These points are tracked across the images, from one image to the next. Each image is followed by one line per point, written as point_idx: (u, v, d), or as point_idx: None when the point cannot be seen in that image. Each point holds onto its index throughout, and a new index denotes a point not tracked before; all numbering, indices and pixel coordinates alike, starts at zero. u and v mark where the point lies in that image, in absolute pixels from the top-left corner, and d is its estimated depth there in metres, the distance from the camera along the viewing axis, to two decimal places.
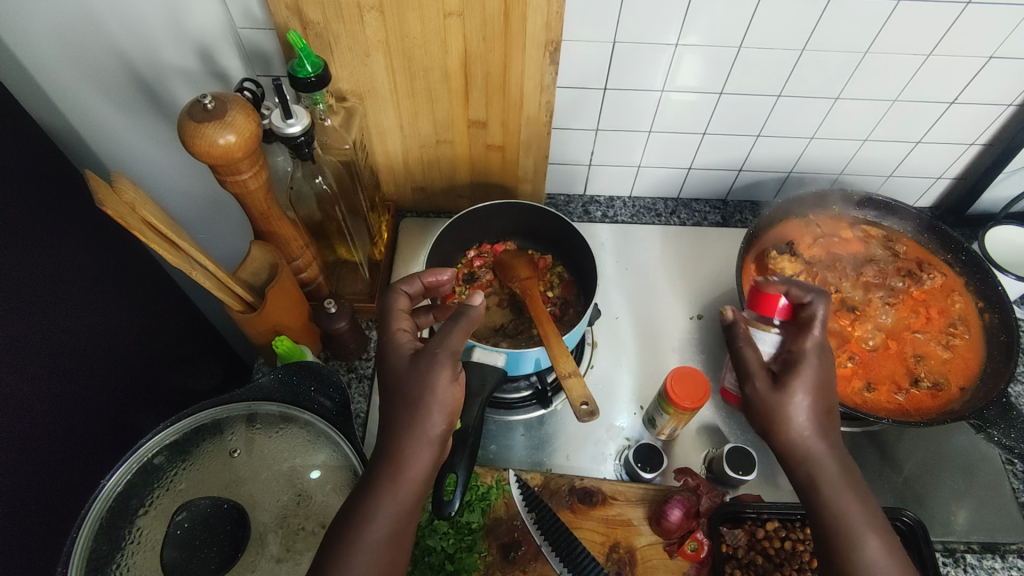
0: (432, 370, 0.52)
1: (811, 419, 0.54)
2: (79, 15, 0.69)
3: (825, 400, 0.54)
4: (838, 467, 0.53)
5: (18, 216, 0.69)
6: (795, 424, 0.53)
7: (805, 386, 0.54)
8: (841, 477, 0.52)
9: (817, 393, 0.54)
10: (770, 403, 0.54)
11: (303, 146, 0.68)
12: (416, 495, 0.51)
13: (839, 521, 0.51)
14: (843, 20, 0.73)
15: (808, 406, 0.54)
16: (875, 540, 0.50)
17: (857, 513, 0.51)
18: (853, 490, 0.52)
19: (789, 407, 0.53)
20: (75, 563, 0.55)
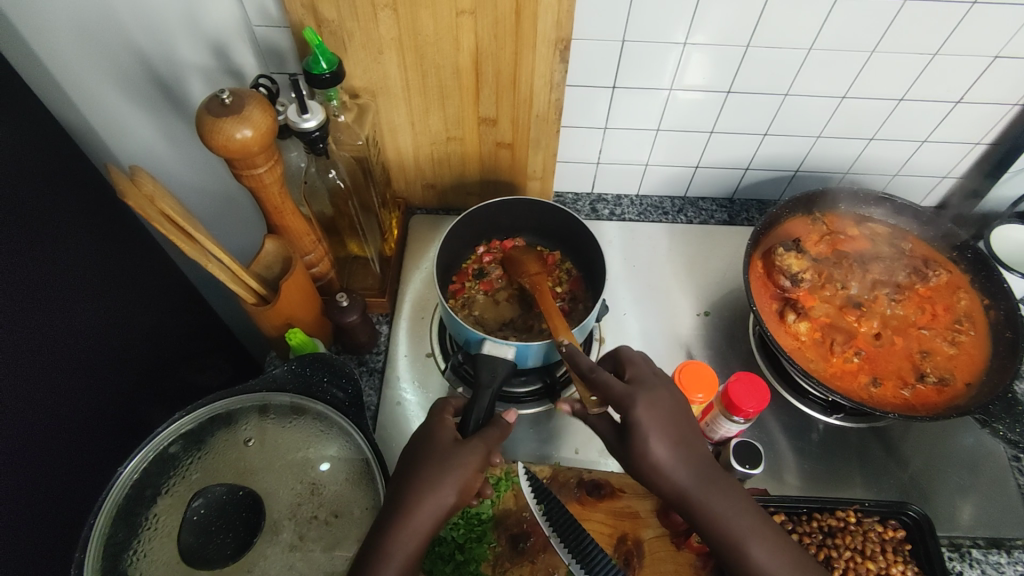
0: (470, 456, 0.57)
1: (673, 454, 0.56)
2: (99, 14, 0.70)
3: (676, 431, 0.57)
4: (715, 492, 0.55)
5: (36, 210, 0.71)
6: (662, 467, 0.56)
7: (654, 431, 0.56)
8: (717, 498, 0.55)
9: (665, 428, 0.57)
10: (631, 457, 0.58)
11: (318, 141, 0.69)
12: (416, 552, 0.53)
13: (720, 533, 0.54)
14: (849, 20, 0.74)
15: (666, 445, 0.56)
16: (757, 543, 0.54)
17: (739, 524, 0.54)
18: (729, 501, 0.55)
19: (643, 451, 0.56)
20: (92, 550, 0.56)
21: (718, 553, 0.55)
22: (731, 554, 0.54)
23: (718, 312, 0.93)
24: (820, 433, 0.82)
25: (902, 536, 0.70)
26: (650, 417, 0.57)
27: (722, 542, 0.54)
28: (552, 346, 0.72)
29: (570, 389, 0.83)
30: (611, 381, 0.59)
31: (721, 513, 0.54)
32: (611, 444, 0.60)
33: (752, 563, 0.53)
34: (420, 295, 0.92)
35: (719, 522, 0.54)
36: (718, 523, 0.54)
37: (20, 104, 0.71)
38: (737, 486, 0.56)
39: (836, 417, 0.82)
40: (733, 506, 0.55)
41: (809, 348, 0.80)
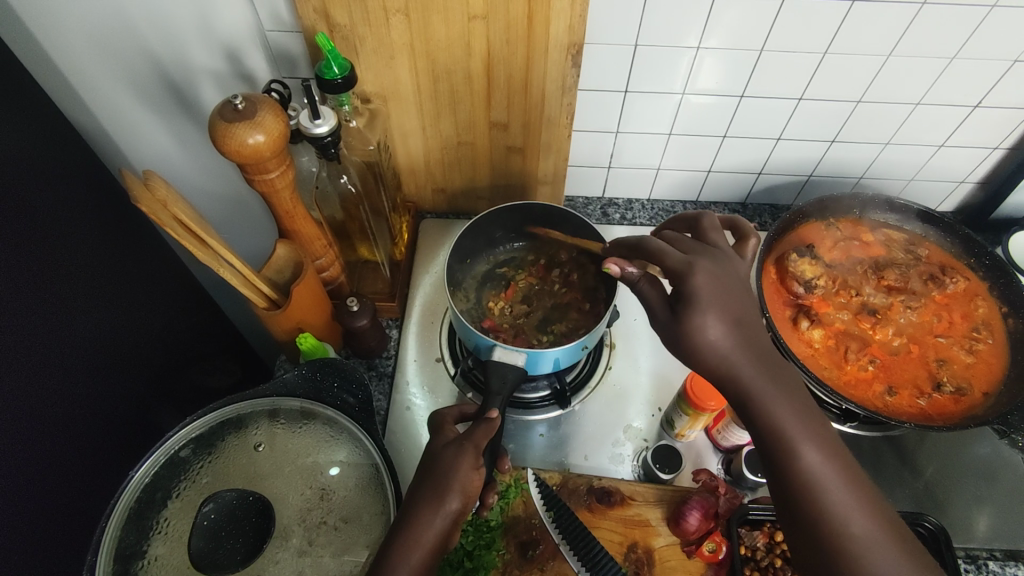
0: (459, 458, 0.56)
1: (726, 333, 0.50)
2: (115, 21, 0.71)
3: (733, 309, 0.51)
4: (769, 379, 0.49)
5: (50, 216, 0.71)
6: (708, 346, 0.50)
7: (709, 304, 0.50)
8: (774, 388, 0.49)
9: (719, 302, 0.50)
10: (675, 333, 0.52)
11: (329, 147, 0.69)
12: (427, 563, 0.52)
13: (772, 425, 0.48)
14: (866, 24, 0.73)
15: (721, 325, 0.50)
16: (809, 442, 0.47)
17: (793, 418, 0.48)
18: (789, 399, 0.49)
19: (696, 325, 0.50)
20: (103, 553, 0.57)
21: (763, 448, 0.49)
22: (775, 447, 0.48)
23: None
24: None
25: None
26: (708, 287, 0.51)
27: (770, 437, 0.48)
28: (562, 352, 0.71)
29: (579, 395, 0.83)
30: (668, 254, 0.54)
31: (775, 405, 0.48)
32: (659, 319, 0.53)
33: (803, 468, 0.47)
34: (430, 300, 0.92)
35: (773, 414, 0.48)
36: (771, 418, 0.48)
37: (34, 108, 0.72)
38: (793, 381, 0.50)
39: (850, 426, 0.80)
40: (790, 399, 0.49)
41: (823, 355, 0.79)
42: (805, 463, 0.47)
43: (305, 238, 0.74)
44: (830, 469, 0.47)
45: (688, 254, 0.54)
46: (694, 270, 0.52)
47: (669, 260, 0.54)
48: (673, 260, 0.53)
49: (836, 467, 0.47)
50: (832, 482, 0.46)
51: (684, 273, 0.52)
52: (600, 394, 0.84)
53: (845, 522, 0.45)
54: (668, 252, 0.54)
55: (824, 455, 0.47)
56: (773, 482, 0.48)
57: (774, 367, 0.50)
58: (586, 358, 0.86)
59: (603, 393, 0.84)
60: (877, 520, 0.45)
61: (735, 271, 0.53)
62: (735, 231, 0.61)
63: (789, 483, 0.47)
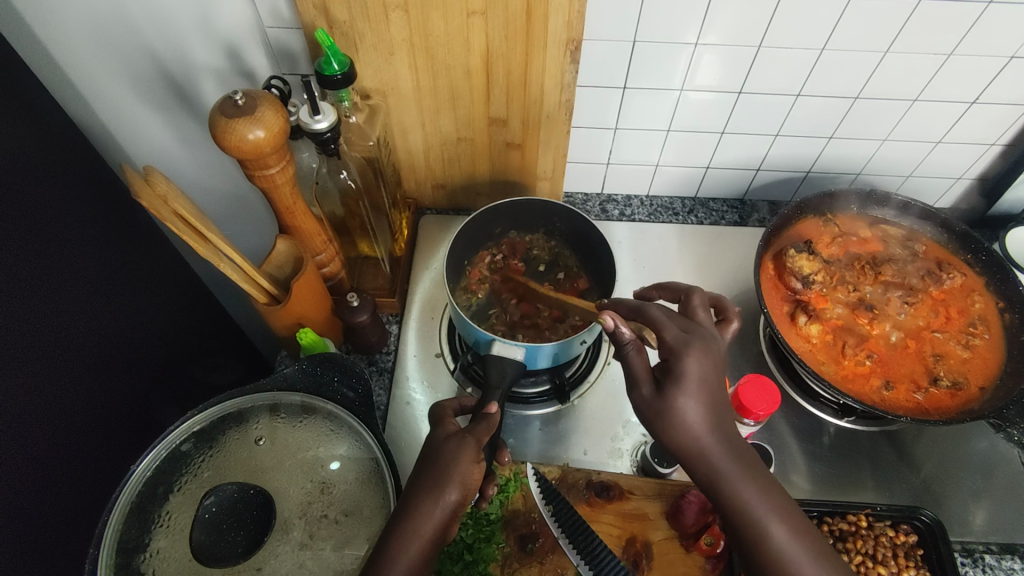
0: (460, 450, 0.57)
1: (703, 415, 0.52)
2: (116, 18, 0.71)
3: (713, 394, 0.52)
4: (731, 456, 0.51)
5: (52, 211, 0.72)
6: (688, 426, 0.52)
7: (691, 387, 0.52)
8: (736, 465, 0.51)
9: (704, 386, 0.52)
10: (657, 411, 0.52)
11: (329, 142, 0.70)
12: (424, 554, 0.53)
13: (735, 499, 0.50)
14: (862, 21, 0.74)
15: (701, 405, 0.52)
16: (774, 519, 0.50)
17: (754, 491, 0.51)
18: (753, 482, 0.51)
19: (677, 405, 0.52)
20: (105, 545, 0.57)
21: (727, 520, 0.51)
22: (744, 528, 0.50)
23: None
24: (831, 437, 0.81)
25: (914, 541, 0.70)
26: (697, 371, 0.52)
27: (732, 508, 0.51)
28: (560, 347, 0.72)
29: (578, 390, 0.84)
30: (665, 326, 0.55)
31: (738, 481, 0.51)
32: (642, 394, 0.54)
33: (769, 541, 0.49)
34: (429, 296, 0.92)
35: (740, 497, 0.50)
36: (736, 495, 0.50)
37: (34, 104, 0.72)
38: (753, 458, 0.52)
39: (847, 420, 0.81)
40: (751, 475, 0.51)
41: (820, 350, 0.80)
42: (769, 532, 0.49)
43: (304, 234, 0.75)
44: (791, 538, 0.49)
45: (683, 329, 0.55)
46: (687, 351, 0.52)
47: (667, 335, 0.54)
48: (671, 336, 0.54)
49: (798, 532, 0.50)
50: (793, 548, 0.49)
51: (675, 354, 0.53)
52: (599, 389, 0.84)
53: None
54: (664, 326, 0.55)
55: (788, 528, 0.50)
56: (740, 547, 0.51)
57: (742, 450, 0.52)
58: (585, 354, 0.86)
59: (602, 388, 0.84)
60: None
61: (721, 353, 0.54)
62: (718, 310, 0.62)
63: (754, 551, 0.50)
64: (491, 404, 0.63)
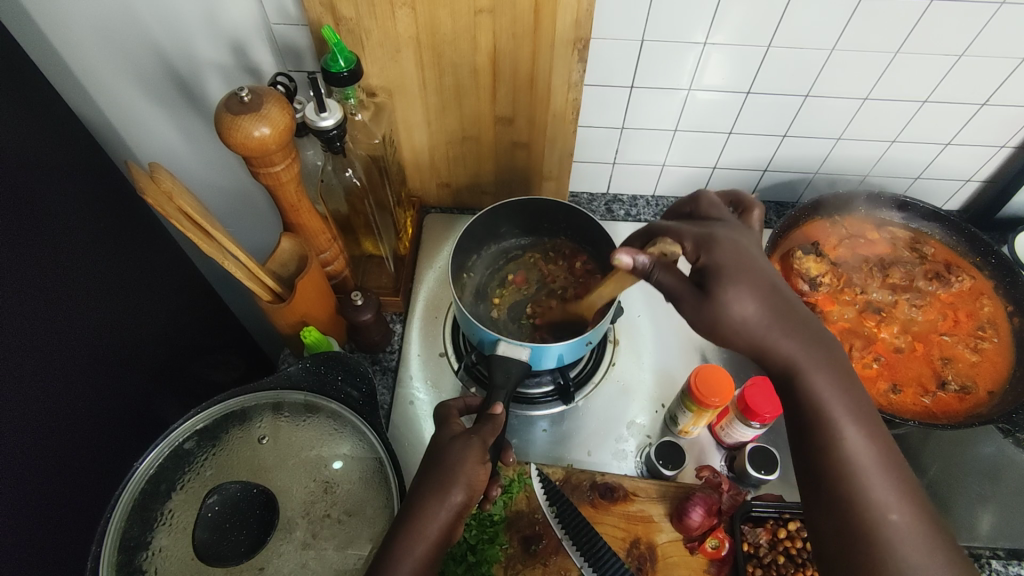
0: (466, 451, 0.56)
1: (759, 308, 0.50)
2: (121, 13, 0.71)
3: (762, 280, 0.50)
4: (832, 373, 0.51)
5: (55, 207, 0.71)
6: (743, 323, 0.49)
7: (736, 278, 0.49)
8: (835, 383, 0.51)
9: (749, 278, 0.50)
10: (707, 316, 0.50)
11: (334, 140, 0.69)
12: (429, 557, 0.52)
13: (826, 419, 0.50)
14: (873, 20, 0.73)
15: (754, 300, 0.49)
16: (850, 421, 0.50)
17: (846, 415, 0.50)
18: (836, 384, 0.51)
19: (728, 304, 0.49)
20: (107, 544, 0.57)
21: (810, 441, 0.51)
22: (818, 426, 0.50)
23: None
24: None
25: None
26: (732, 260, 0.50)
27: (821, 433, 0.50)
28: (567, 347, 0.72)
29: (582, 390, 0.83)
30: (681, 228, 0.54)
31: (825, 390, 0.51)
32: (683, 305, 0.51)
33: (842, 441, 0.50)
34: (433, 295, 0.92)
35: (819, 393, 0.51)
36: (814, 392, 0.51)
37: (38, 100, 0.72)
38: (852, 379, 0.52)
39: None
40: (849, 398, 0.51)
41: None
42: (849, 457, 0.49)
43: (309, 232, 0.74)
44: (863, 439, 0.50)
45: (704, 226, 0.53)
46: (715, 244, 0.51)
47: (688, 237, 0.53)
48: (691, 235, 0.52)
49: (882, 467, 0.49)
50: (873, 480, 0.49)
51: (705, 252, 0.51)
52: (604, 389, 0.84)
53: (886, 518, 0.47)
54: (683, 230, 0.53)
55: (861, 431, 0.50)
56: (812, 474, 0.51)
57: (812, 336, 0.51)
58: (590, 354, 0.86)
59: (606, 389, 0.84)
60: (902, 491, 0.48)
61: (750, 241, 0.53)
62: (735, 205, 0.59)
63: (833, 478, 0.49)
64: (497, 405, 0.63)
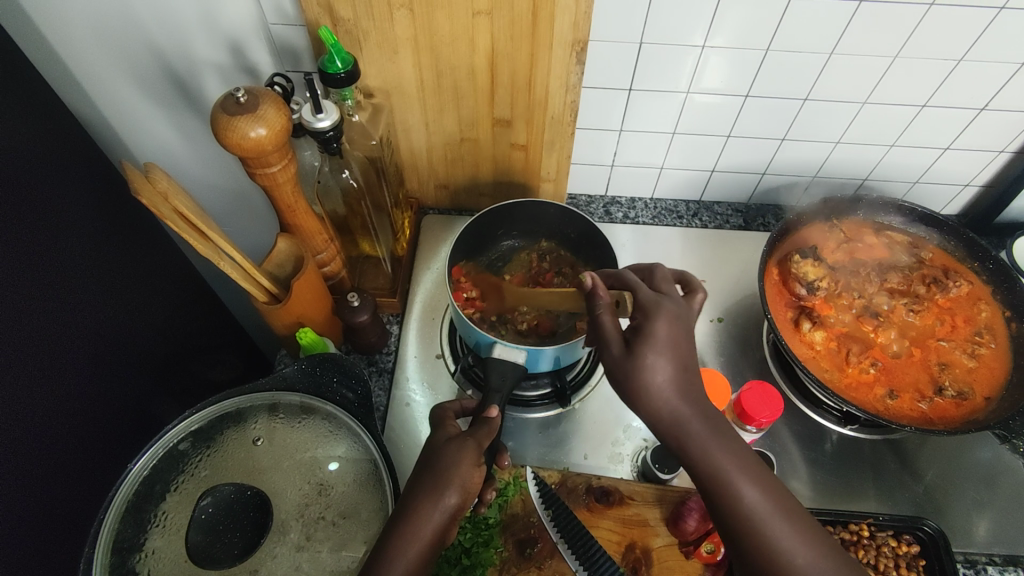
0: (461, 453, 0.56)
1: (671, 377, 0.50)
2: (119, 13, 0.70)
3: (684, 356, 0.51)
4: (705, 419, 0.50)
5: (52, 207, 0.71)
6: (652, 390, 0.50)
7: (661, 345, 0.50)
8: (710, 429, 0.50)
9: (676, 349, 0.50)
10: (625, 371, 0.50)
11: (331, 141, 0.69)
12: (423, 560, 0.52)
13: (708, 463, 0.49)
14: (872, 25, 0.73)
15: (670, 366, 0.50)
16: (713, 440, 0.49)
17: (730, 457, 0.49)
18: (697, 410, 0.50)
19: (646, 366, 0.50)
20: (100, 545, 0.56)
21: (702, 488, 0.50)
22: (683, 451, 0.50)
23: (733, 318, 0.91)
24: (834, 445, 0.80)
25: (917, 552, 0.69)
26: (667, 333, 0.51)
27: (708, 480, 0.49)
28: (562, 350, 0.71)
29: (579, 393, 0.83)
30: (641, 290, 0.55)
31: (685, 415, 0.50)
32: (611, 352, 0.52)
33: (709, 461, 0.49)
34: (430, 297, 0.91)
35: (677, 417, 0.50)
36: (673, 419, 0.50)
37: (33, 98, 0.71)
38: (725, 422, 0.51)
39: (851, 429, 0.80)
40: (728, 442, 0.49)
41: (824, 358, 0.79)
42: (741, 500, 0.48)
43: (305, 232, 0.74)
44: (731, 456, 0.49)
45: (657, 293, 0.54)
46: (658, 312, 0.52)
47: (640, 295, 0.54)
48: (644, 296, 0.53)
49: (776, 502, 0.48)
50: (771, 519, 0.47)
51: (648, 313, 0.52)
52: (600, 392, 0.83)
53: (788, 557, 0.46)
54: (638, 288, 0.55)
55: (730, 449, 0.49)
56: (716, 524, 0.50)
57: (716, 420, 0.50)
58: (586, 357, 0.86)
59: (603, 392, 0.84)
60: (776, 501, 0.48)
61: (689, 319, 0.53)
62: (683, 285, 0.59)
63: (732, 523, 0.48)
64: (491, 408, 0.63)
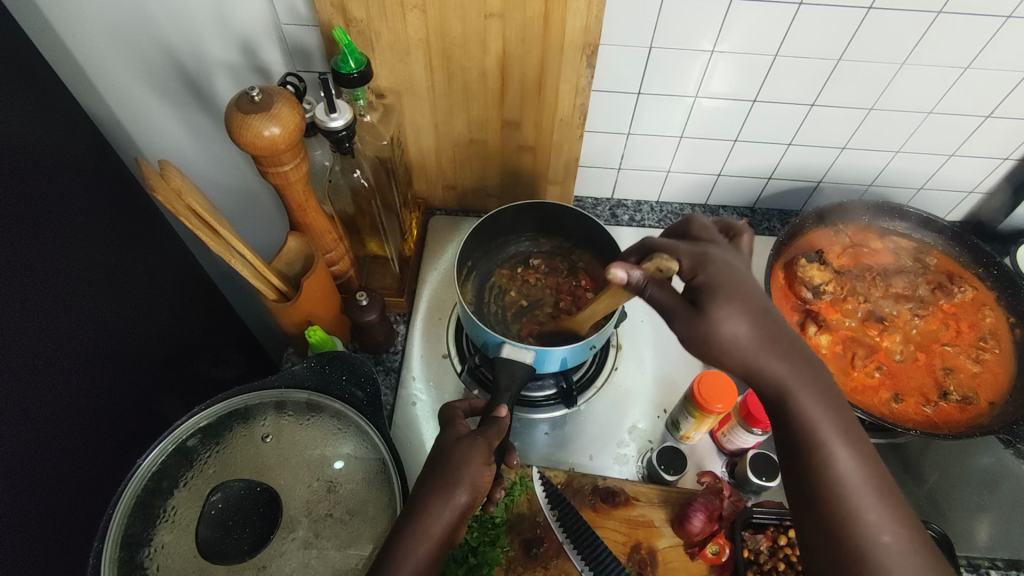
0: (471, 452, 0.57)
1: (753, 330, 0.49)
2: (133, 11, 0.71)
3: (754, 305, 0.50)
4: (808, 378, 0.50)
5: (61, 204, 0.72)
6: (731, 343, 0.49)
7: (728, 299, 0.49)
8: (812, 389, 0.50)
9: (745, 303, 0.49)
10: (698, 333, 0.49)
11: (343, 141, 0.70)
12: (430, 559, 0.52)
13: (802, 424, 0.50)
14: (880, 32, 0.74)
15: (746, 324, 0.49)
16: (813, 400, 0.50)
17: (827, 423, 0.50)
18: (793, 366, 0.50)
19: (718, 321, 0.49)
20: (109, 540, 0.57)
21: (793, 450, 0.50)
22: (780, 401, 0.50)
23: None
24: None
25: None
26: (725, 277, 0.51)
27: (801, 435, 0.50)
28: (569, 350, 0.72)
29: (585, 395, 0.83)
30: (679, 249, 0.54)
31: (786, 376, 0.50)
32: (676, 317, 0.51)
33: (804, 417, 0.50)
34: (437, 297, 0.92)
35: (773, 373, 0.49)
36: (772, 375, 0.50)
37: (46, 96, 0.72)
38: (832, 389, 0.51)
39: None
40: (827, 403, 0.50)
41: (830, 361, 0.80)
42: (833, 468, 0.49)
43: (314, 230, 0.74)
44: (826, 417, 0.50)
45: (697, 245, 0.54)
46: (707, 265, 0.52)
47: (680, 253, 0.54)
48: (684, 253, 0.54)
49: (866, 471, 0.48)
50: (863, 493, 0.48)
51: (698, 270, 0.52)
52: (606, 394, 0.84)
53: (875, 534, 0.47)
54: (678, 248, 0.54)
55: (825, 410, 0.50)
56: (796, 483, 0.51)
57: (808, 361, 0.50)
58: (593, 358, 0.86)
59: (608, 393, 0.84)
60: (869, 471, 0.49)
61: (743, 265, 0.53)
62: (726, 230, 0.60)
63: (818, 488, 0.49)
64: (500, 407, 0.63)
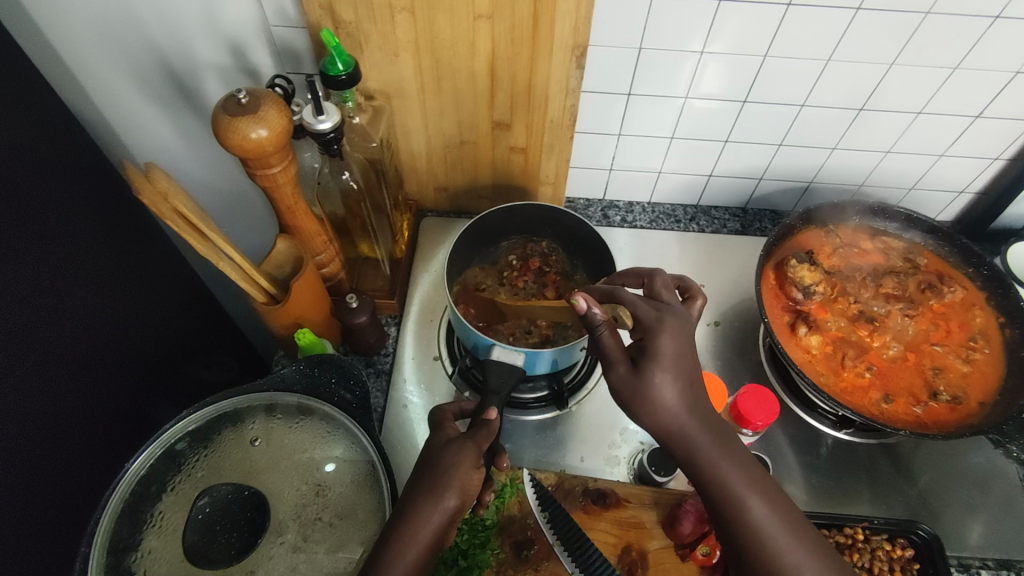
0: (460, 455, 0.56)
1: (679, 395, 0.52)
2: (120, 13, 0.71)
3: (688, 371, 0.53)
4: (713, 434, 0.53)
5: (50, 207, 0.72)
6: (662, 406, 0.52)
7: (667, 365, 0.52)
8: (718, 445, 0.52)
9: (679, 366, 0.53)
10: (634, 389, 0.52)
11: (332, 143, 0.69)
12: (420, 563, 0.52)
13: (715, 479, 0.52)
14: (869, 33, 0.74)
15: (675, 389, 0.52)
16: (723, 457, 0.52)
17: (737, 475, 0.52)
18: (703, 424, 0.53)
19: (656, 384, 0.52)
20: (96, 545, 0.56)
21: (712, 507, 0.52)
22: (691, 461, 0.53)
23: (729, 322, 0.91)
24: (829, 449, 0.81)
25: (910, 556, 0.69)
26: (673, 349, 0.53)
27: (715, 491, 0.52)
28: (559, 352, 0.72)
29: (577, 396, 0.83)
30: (637, 305, 0.56)
31: (694, 433, 0.53)
32: (618, 372, 0.53)
33: (716, 474, 0.52)
34: (428, 299, 0.92)
35: (684, 434, 0.53)
36: (683, 434, 0.53)
37: (34, 98, 0.72)
38: (736, 441, 0.54)
39: (846, 433, 0.81)
40: (734, 457, 0.53)
41: (820, 362, 0.80)
42: (750, 514, 0.51)
43: (303, 232, 0.74)
44: (736, 470, 0.52)
45: (655, 307, 0.56)
46: (660, 329, 0.53)
47: (640, 313, 0.55)
48: (643, 313, 0.55)
49: (781, 517, 0.51)
50: (782, 537, 0.50)
51: (649, 331, 0.53)
52: (597, 395, 0.84)
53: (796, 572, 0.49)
54: (638, 306, 0.56)
55: (734, 463, 0.52)
56: (720, 529, 0.53)
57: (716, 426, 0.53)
58: (584, 359, 0.86)
59: (600, 395, 0.84)
60: (785, 516, 0.51)
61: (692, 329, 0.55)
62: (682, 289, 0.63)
63: (740, 537, 0.51)
64: (490, 410, 0.63)
